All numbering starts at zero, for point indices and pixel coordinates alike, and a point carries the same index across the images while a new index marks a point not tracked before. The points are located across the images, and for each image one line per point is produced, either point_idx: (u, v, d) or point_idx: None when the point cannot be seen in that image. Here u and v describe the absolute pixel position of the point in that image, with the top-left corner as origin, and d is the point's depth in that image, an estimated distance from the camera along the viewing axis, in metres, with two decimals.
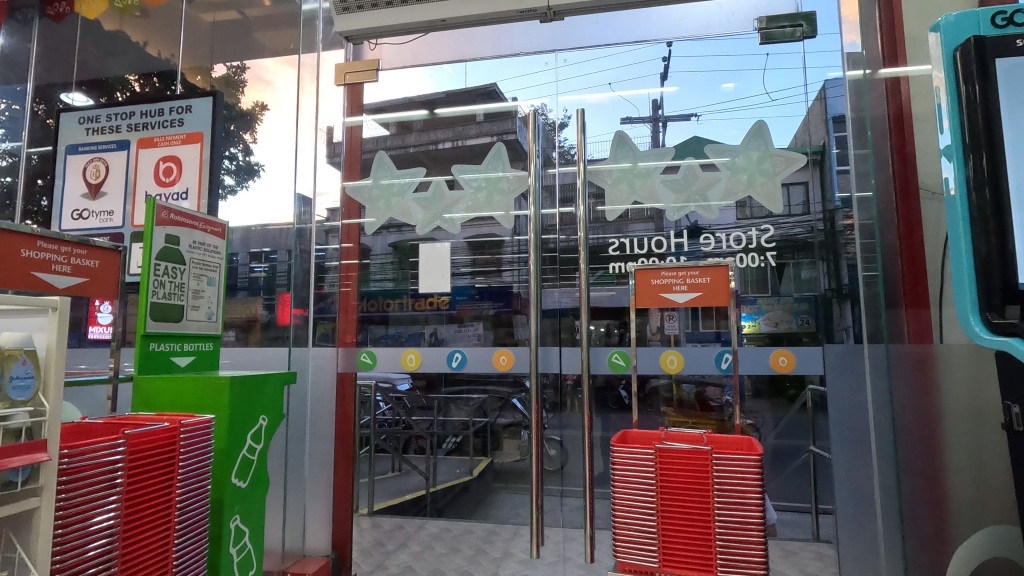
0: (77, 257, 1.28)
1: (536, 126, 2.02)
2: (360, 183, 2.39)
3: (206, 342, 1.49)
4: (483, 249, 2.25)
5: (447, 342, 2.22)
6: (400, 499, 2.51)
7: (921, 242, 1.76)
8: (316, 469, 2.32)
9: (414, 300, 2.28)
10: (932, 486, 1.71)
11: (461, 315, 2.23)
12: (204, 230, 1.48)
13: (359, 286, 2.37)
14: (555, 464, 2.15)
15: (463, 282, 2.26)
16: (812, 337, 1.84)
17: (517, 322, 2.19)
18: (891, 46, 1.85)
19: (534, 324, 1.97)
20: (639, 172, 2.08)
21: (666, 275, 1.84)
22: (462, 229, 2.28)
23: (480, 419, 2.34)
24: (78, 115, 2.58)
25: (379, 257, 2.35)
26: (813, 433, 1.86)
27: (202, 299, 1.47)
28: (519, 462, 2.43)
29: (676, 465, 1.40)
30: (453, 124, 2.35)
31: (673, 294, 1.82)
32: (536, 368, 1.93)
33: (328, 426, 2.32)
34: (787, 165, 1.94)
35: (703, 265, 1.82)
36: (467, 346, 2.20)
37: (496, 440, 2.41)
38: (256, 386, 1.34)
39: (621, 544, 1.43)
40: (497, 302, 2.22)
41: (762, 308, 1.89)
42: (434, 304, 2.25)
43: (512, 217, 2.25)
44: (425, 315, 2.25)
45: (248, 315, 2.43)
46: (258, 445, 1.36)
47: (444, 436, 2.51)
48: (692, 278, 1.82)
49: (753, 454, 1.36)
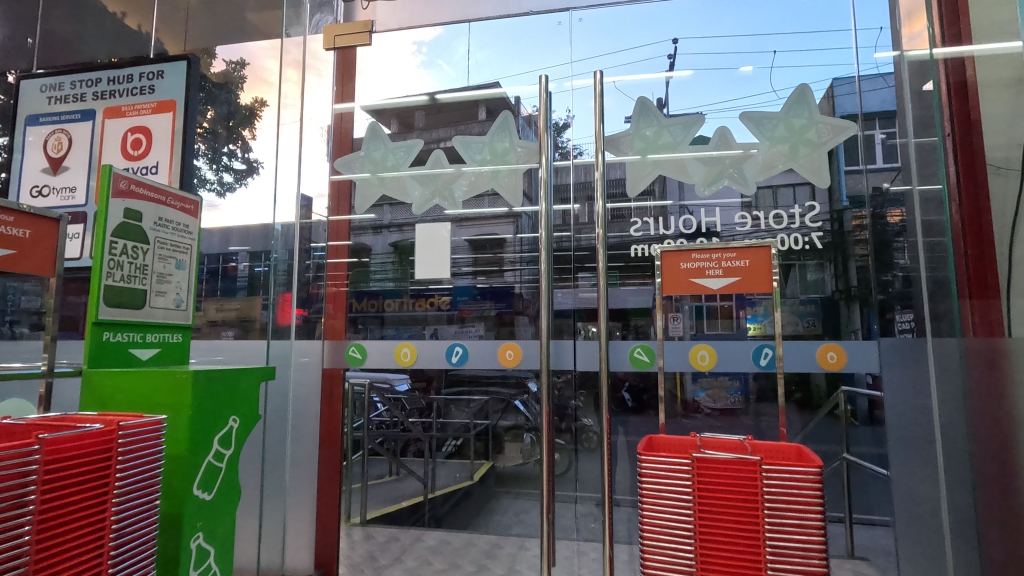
0: (4, 225, 1.14)
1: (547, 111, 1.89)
2: (351, 156, 2.34)
3: (173, 334, 1.40)
4: (484, 248, 2.17)
5: (446, 338, 2.15)
6: (397, 507, 2.34)
7: (989, 225, 1.66)
8: (297, 476, 2.24)
9: (413, 300, 2.20)
10: (1008, 500, 1.57)
11: (462, 315, 2.15)
12: (175, 208, 1.40)
13: (349, 287, 2.29)
14: (567, 470, 2.08)
15: (464, 282, 2.18)
16: (817, 338, 1.78)
17: (519, 323, 2.11)
18: (953, 25, 1.74)
19: (544, 322, 1.86)
20: (663, 141, 2.01)
21: (698, 257, 1.67)
22: (460, 228, 2.20)
23: (482, 421, 2.17)
24: (38, 83, 2.42)
25: (379, 256, 2.27)
26: (846, 440, 1.78)
27: (168, 284, 1.38)
28: (523, 466, 2.22)
29: (716, 476, 1.31)
30: (454, 123, 2.27)
31: (707, 280, 1.66)
32: (547, 364, 1.83)
33: (312, 429, 2.25)
34: (836, 133, 1.85)
35: (740, 246, 1.64)
36: (470, 341, 2.13)
37: (499, 443, 2.21)
38: (227, 385, 1.25)
39: (650, 564, 1.34)
40: (499, 302, 2.14)
41: (767, 310, 1.83)
42: (434, 304, 2.17)
43: (516, 214, 2.18)
44: (425, 314, 2.17)
45: (243, 313, 2.34)
46: (227, 450, 1.26)
47: (443, 438, 2.25)
48: (729, 261, 1.64)
49: (815, 466, 1.26)
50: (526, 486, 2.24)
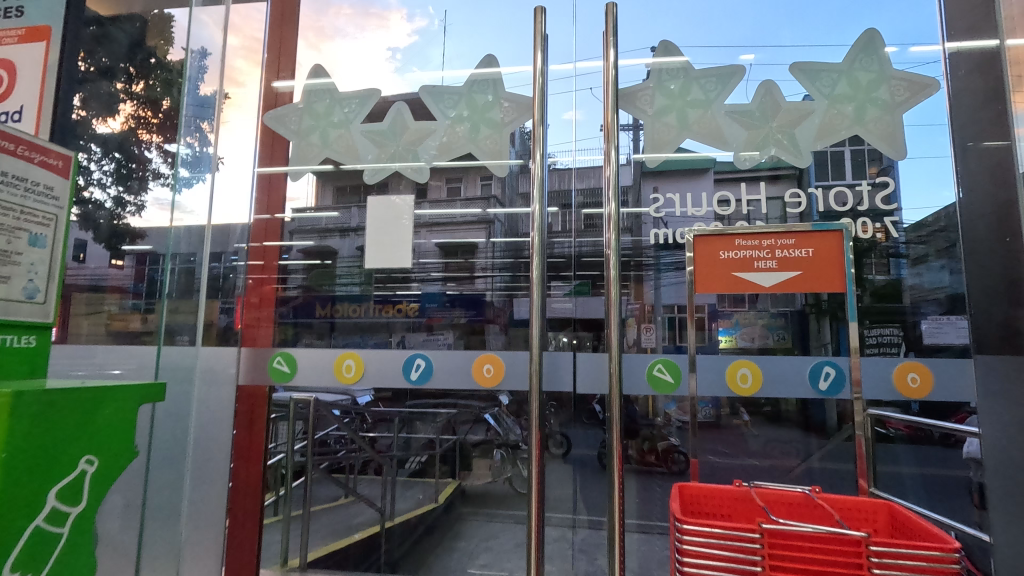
0: None
1: (543, 105, 1.83)
2: (286, 109, 2.32)
3: (23, 336, 1.16)
4: (456, 254, 2.08)
5: (413, 349, 2.02)
6: (348, 540, 2.19)
7: None
8: (199, 512, 2.08)
9: (378, 307, 2.08)
10: None
11: (430, 323, 2.03)
12: (31, 164, 1.19)
13: (325, 289, 2.16)
14: (564, 490, 2.00)
15: (434, 287, 2.07)
16: (787, 352, 1.76)
17: (490, 332, 1.99)
18: None
19: (537, 331, 1.72)
20: (694, 96, 1.99)
21: (742, 247, 1.64)
22: (433, 234, 2.12)
23: (449, 436, 2.02)
24: None
25: (346, 259, 2.15)
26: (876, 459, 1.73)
27: (17, 262, 1.16)
28: (493, 485, 2.04)
29: (803, 546, 1.21)
30: (421, 126, 2.20)
31: (744, 275, 1.64)
32: (538, 383, 1.72)
33: (220, 458, 2.10)
34: (915, 92, 1.84)
35: (798, 234, 1.61)
36: (435, 354, 2.00)
37: (466, 460, 2.03)
38: (76, 418, 1.02)
39: None
40: (470, 310, 2.02)
41: (738, 322, 1.79)
42: (401, 310, 2.06)
43: (487, 220, 2.07)
44: (391, 321, 2.06)
45: (202, 319, 2.19)
46: (72, 504, 1.02)
47: (405, 456, 2.10)
48: (783, 250, 1.61)
49: (947, 547, 1.13)
50: (494, 505, 2.04)
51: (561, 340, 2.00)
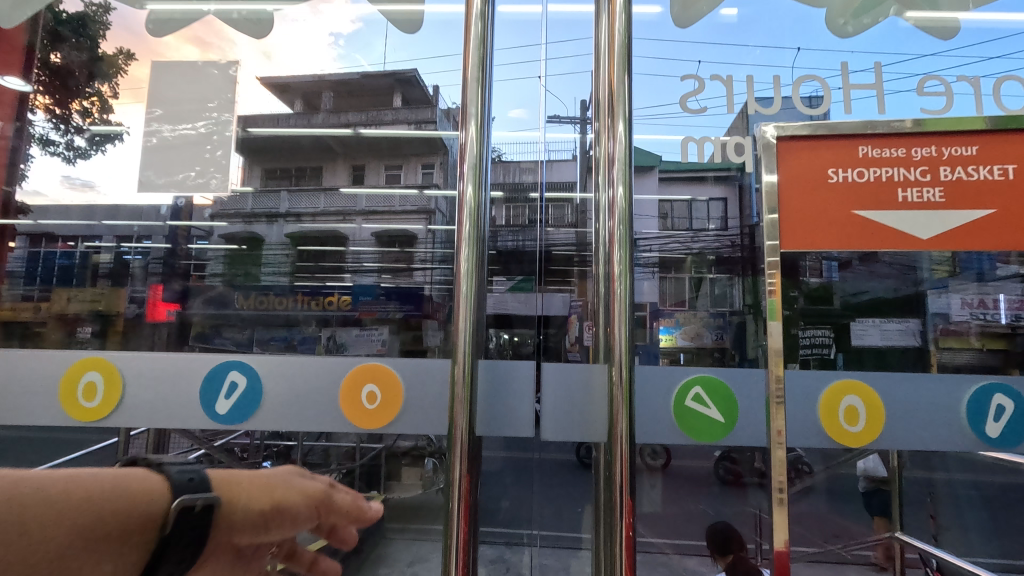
0: None
1: (481, 58, 1.60)
2: None
3: None
4: (394, 245, 1.85)
5: (346, 349, 1.68)
6: None
7: None
8: None
9: (305, 299, 1.83)
10: None
11: (362, 317, 1.74)
12: None
13: (245, 282, 1.86)
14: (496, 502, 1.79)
15: (368, 280, 1.84)
16: (726, 355, 1.57)
17: (428, 327, 1.71)
18: None
19: (464, 326, 1.49)
20: None
21: (856, 167, 1.23)
22: (370, 224, 1.92)
23: (374, 444, 1.67)
24: None
25: (272, 247, 1.89)
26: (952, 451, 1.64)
27: None
28: (425, 496, 1.79)
29: None
30: (367, 109, 2.08)
31: (860, 210, 1.21)
32: (461, 385, 1.47)
33: None
34: None
35: (978, 146, 1.20)
36: (367, 354, 1.66)
37: (394, 469, 1.75)
38: None
39: None
40: (406, 304, 1.76)
41: (679, 321, 1.60)
42: (333, 304, 1.81)
43: (426, 198, 1.86)
44: (319, 315, 1.77)
45: (97, 307, 1.85)
46: None
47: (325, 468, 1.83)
48: (943, 174, 1.22)
49: None
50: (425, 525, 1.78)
51: (502, 337, 1.69)
